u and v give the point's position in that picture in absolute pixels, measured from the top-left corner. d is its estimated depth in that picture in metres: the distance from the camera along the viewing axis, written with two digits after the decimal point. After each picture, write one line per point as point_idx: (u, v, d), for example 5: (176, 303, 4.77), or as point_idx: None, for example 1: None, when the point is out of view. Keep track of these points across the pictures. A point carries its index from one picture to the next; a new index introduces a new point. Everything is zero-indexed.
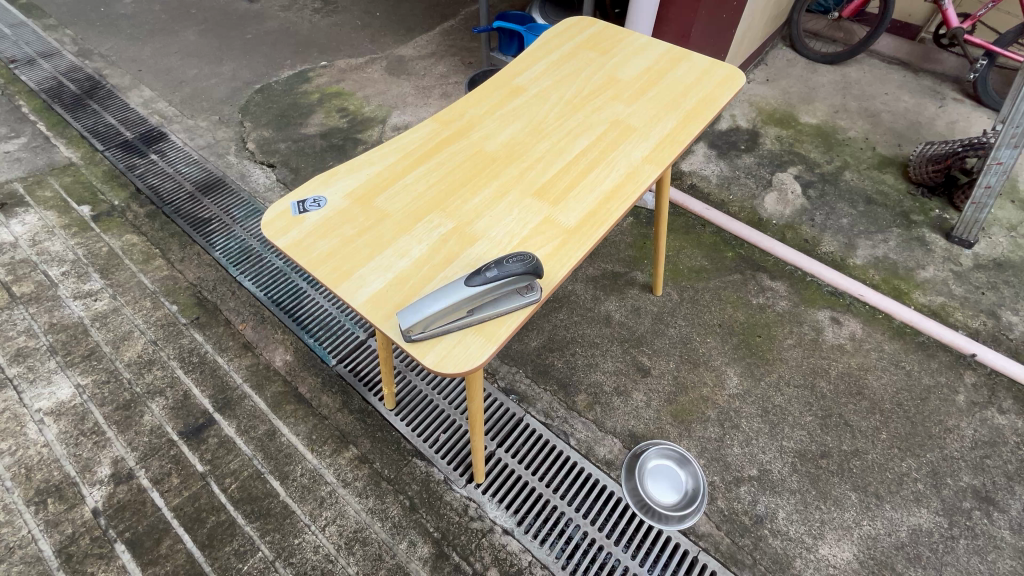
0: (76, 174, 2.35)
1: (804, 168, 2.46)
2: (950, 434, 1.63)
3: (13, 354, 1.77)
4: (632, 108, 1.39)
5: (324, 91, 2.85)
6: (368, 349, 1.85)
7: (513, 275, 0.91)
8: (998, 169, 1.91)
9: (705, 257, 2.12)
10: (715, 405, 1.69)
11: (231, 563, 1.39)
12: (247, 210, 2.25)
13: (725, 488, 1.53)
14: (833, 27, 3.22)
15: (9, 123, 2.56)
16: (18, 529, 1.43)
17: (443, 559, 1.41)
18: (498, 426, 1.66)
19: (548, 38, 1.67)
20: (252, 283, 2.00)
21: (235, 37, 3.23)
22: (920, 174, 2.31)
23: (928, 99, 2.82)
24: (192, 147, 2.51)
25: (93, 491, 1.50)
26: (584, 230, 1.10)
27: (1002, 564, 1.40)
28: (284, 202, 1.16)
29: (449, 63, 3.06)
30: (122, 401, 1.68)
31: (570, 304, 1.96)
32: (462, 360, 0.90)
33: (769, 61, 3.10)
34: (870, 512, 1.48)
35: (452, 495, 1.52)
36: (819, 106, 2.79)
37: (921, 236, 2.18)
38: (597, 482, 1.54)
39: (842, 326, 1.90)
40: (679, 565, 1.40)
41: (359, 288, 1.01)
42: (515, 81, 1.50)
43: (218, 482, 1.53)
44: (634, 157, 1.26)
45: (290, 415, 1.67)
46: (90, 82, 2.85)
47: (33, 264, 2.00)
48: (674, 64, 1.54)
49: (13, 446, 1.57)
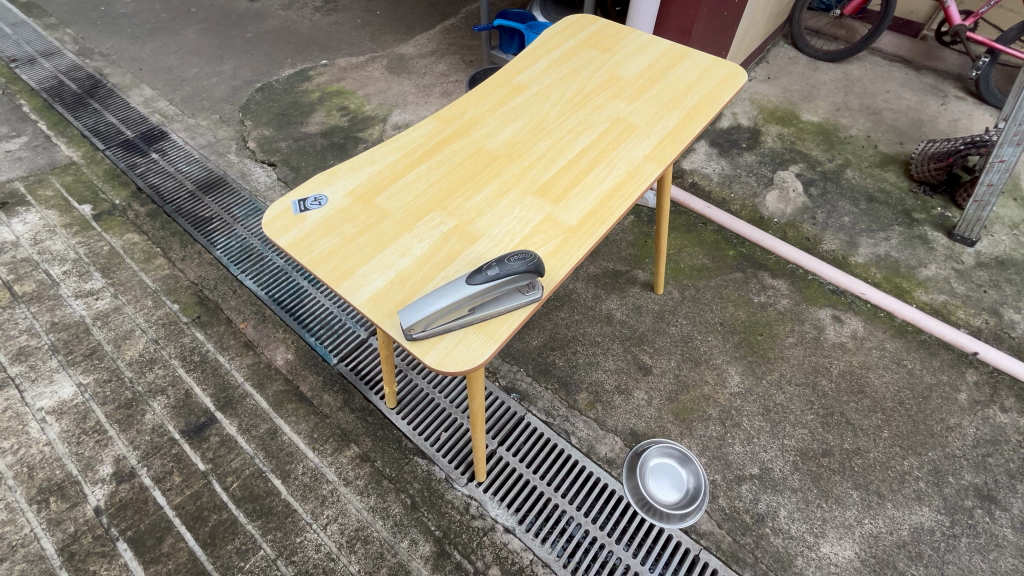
0: (77, 173, 2.35)
1: (806, 166, 2.46)
2: (951, 432, 1.63)
3: (15, 352, 1.77)
4: (634, 107, 1.39)
5: (325, 90, 2.84)
6: (369, 348, 1.84)
7: (515, 274, 0.91)
8: (1000, 167, 1.90)
9: (706, 255, 2.12)
10: (716, 403, 1.69)
11: (233, 561, 1.39)
12: (247, 209, 2.25)
13: (726, 487, 1.52)
14: (834, 24, 3.21)
15: (10, 122, 2.56)
16: (20, 528, 1.43)
17: (445, 558, 1.41)
18: (498, 425, 1.66)
19: (549, 35, 1.67)
20: (253, 282, 2.00)
21: (235, 36, 3.23)
22: (923, 173, 2.31)
23: (930, 97, 2.81)
24: (192, 146, 2.51)
25: (95, 490, 1.50)
26: (585, 229, 1.10)
27: (1004, 563, 1.39)
28: (284, 201, 1.16)
29: (450, 62, 3.06)
30: (124, 400, 1.68)
31: (571, 303, 1.96)
32: (463, 359, 0.89)
33: (770, 59, 3.09)
34: (871, 510, 1.48)
35: (453, 493, 1.52)
36: (820, 104, 2.78)
37: (923, 235, 2.18)
38: (598, 480, 1.54)
39: (843, 325, 1.89)
40: (681, 563, 1.40)
41: (359, 287, 1.01)
42: (515, 79, 1.50)
43: (220, 480, 1.53)
44: (635, 155, 1.25)
45: (291, 414, 1.67)
46: (91, 81, 2.84)
47: (34, 263, 2.00)
48: (675, 62, 1.53)
49: (15, 445, 1.57)
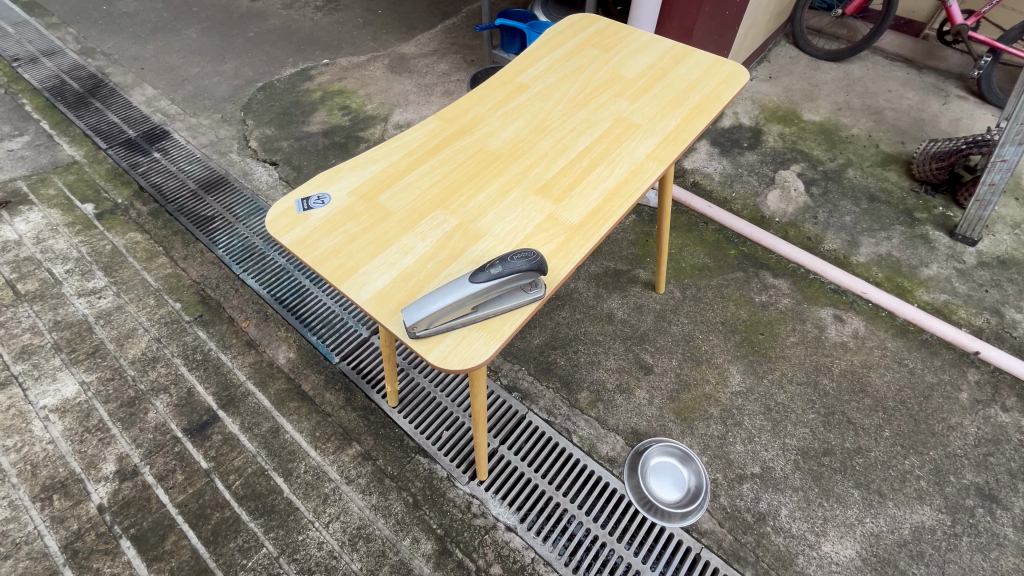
0: (80, 172, 2.35)
1: (807, 166, 2.46)
2: (952, 431, 1.63)
3: (18, 351, 1.77)
4: (636, 105, 1.39)
5: (326, 89, 2.85)
6: (372, 347, 1.85)
7: (518, 272, 0.91)
8: (1002, 167, 1.90)
9: (708, 255, 2.12)
10: (718, 402, 1.69)
11: (236, 559, 1.40)
12: (249, 208, 2.26)
13: (727, 486, 1.53)
14: (836, 24, 3.21)
15: (13, 121, 2.57)
16: (24, 525, 1.43)
17: (446, 556, 1.41)
18: (500, 423, 1.67)
19: (551, 34, 1.67)
20: (255, 281, 2.00)
21: (237, 36, 3.23)
22: (924, 172, 2.31)
23: (931, 96, 2.81)
24: (195, 145, 2.52)
25: (98, 487, 1.51)
26: (588, 227, 1.10)
27: (1005, 563, 1.39)
28: (288, 200, 1.16)
29: (452, 61, 3.06)
30: (127, 398, 1.68)
31: (573, 302, 1.96)
32: (467, 356, 0.90)
33: (772, 58, 3.09)
34: (872, 509, 1.48)
35: (455, 492, 1.53)
36: (821, 104, 2.78)
37: (924, 234, 2.18)
38: (599, 479, 1.55)
39: (845, 324, 1.89)
40: (682, 562, 1.41)
41: (363, 285, 1.01)
42: (518, 78, 1.50)
43: (223, 478, 1.54)
44: (637, 154, 1.26)
45: (293, 412, 1.67)
46: (93, 80, 2.85)
47: (37, 261, 2.00)
48: (678, 61, 1.54)
49: (19, 443, 1.58)
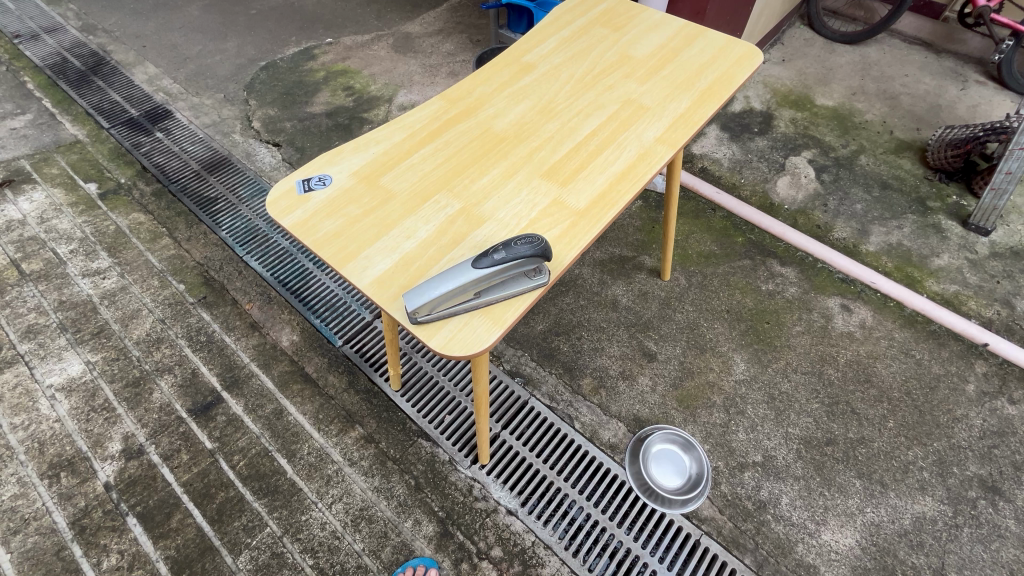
0: (83, 151, 2.34)
1: (819, 152, 2.41)
2: (958, 423, 1.62)
3: (24, 330, 1.78)
4: (646, 87, 1.36)
5: (329, 69, 2.80)
6: (374, 331, 1.84)
7: (522, 258, 0.90)
8: (1020, 155, 1.84)
9: (715, 242, 2.09)
10: (721, 391, 1.69)
11: (240, 538, 1.42)
12: (253, 190, 2.24)
13: (728, 474, 1.53)
14: (852, 5, 3.13)
15: (15, 99, 2.55)
16: (32, 501, 1.46)
17: (447, 538, 1.43)
18: (502, 408, 1.67)
19: (559, 12, 1.63)
20: (257, 263, 2.00)
21: (240, 13, 3.18)
22: (939, 160, 2.27)
23: (949, 81, 2.74)
24: (197, 125, 2.49)
25: (105, 466, 1.52)
26: (594, 212, 1.09)
27: (1006, 554, 1.39)
28: (289, 181, 1.15)
29: (458, 41, 3.01)
30: (132, 378, 1.69)
31: (577, 288, 1.94)
32: (468, 343, 0.89)
33: (785, 41, 3.02)
34: (874, 499, 1.48)
35: (457, 476, 1.53)
36: (835, 88, 2.72)
37: (937, 223, 2.14)
38: (601, 465, 1.55)
39: (852, 314, 1.87)
40: (682, 548, 1.41)
41: (364, 270, 1.00)
42: (525, 57, 1.47)
43: (227, 459, 1.55)
44: (645, 137, 1.23)
45: (296, 395, 1.68)
46: (94, 57, 2.82)
47: (41, 241, 2.01)
48: (691, 41, 1.50)
49: (26, 421, 1.60)
